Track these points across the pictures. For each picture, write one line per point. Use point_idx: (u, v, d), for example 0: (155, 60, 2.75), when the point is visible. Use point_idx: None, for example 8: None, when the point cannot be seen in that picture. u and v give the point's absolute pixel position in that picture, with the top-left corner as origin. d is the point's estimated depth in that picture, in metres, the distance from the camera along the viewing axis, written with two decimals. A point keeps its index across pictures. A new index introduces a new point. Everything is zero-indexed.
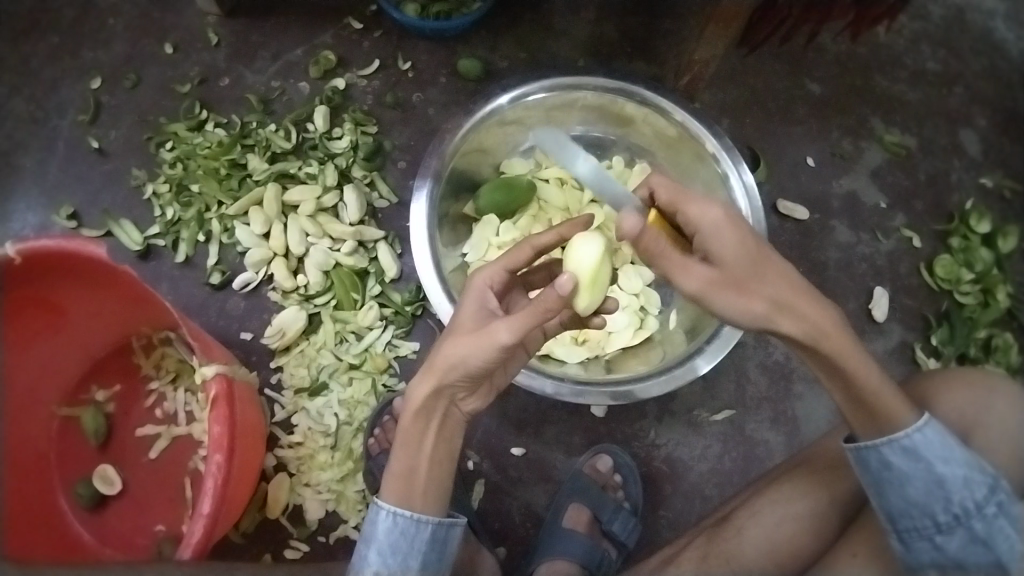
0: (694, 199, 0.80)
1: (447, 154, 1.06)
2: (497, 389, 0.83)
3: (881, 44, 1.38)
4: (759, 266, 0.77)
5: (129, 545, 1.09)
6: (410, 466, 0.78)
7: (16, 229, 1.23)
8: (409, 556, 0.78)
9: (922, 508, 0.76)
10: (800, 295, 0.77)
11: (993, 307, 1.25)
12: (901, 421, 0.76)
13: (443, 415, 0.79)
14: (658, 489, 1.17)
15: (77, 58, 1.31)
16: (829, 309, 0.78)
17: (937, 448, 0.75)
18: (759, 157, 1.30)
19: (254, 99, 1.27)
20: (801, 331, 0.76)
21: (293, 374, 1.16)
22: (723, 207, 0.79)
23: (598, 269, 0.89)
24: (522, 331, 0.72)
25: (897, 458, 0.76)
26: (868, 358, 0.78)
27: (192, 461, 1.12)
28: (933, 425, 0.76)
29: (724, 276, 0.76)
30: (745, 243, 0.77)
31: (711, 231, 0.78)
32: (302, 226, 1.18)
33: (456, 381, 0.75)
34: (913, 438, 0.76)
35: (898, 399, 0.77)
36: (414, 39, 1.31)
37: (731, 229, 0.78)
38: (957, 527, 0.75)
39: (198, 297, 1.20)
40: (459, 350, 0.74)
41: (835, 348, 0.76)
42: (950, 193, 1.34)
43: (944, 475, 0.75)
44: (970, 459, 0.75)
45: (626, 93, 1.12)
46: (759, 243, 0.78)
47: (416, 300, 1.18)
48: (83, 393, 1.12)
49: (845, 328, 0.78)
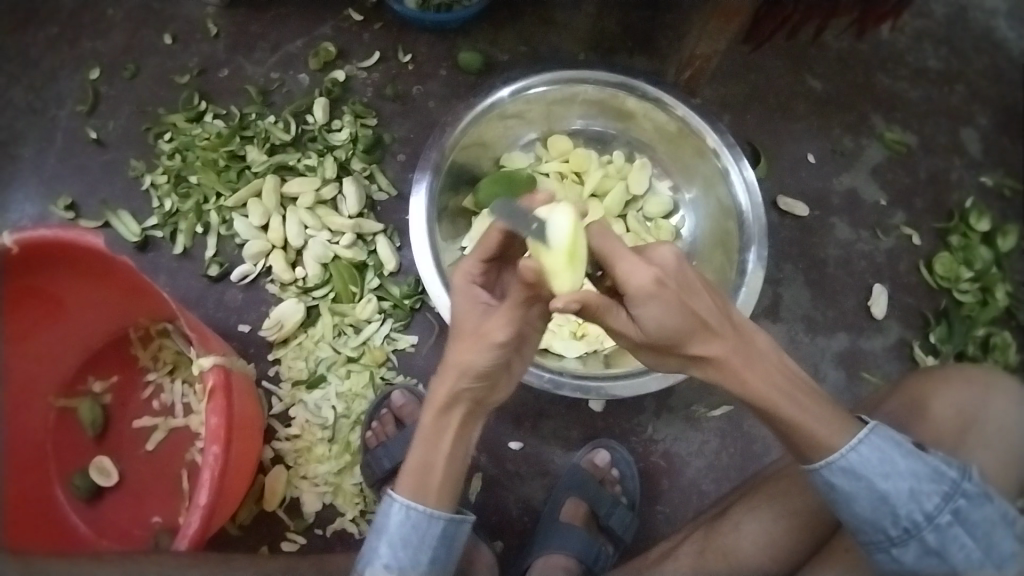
0: (625, 259, 0.69)
1: (446, 147, 1.06)
2: (518, 378, 0.80)
3: (883, 42, 1.37)
4: (687, 329, 0.70)
5: (125, 537, 1.09)
6: (427, 463, 0.78)
7: (14, 219, 1.23)
8: (420, 550, 0.78)
9: (872, 524, 0.75)
10: (720, 351, 0.72)
11: (992, 305, 1.25)
12: (837, 443, 0.74)
13: (465, 418, 0.78)
14: (656, 485, 1.17)
15: (75, 48, 1.30)
16: (738, 345, 0.73)
17: (874, 464, 0.74)
18: (760, 154, 1.29)
19: (253, 91, 1.26)
20: (711, 377, 0.75)
21: (291, 367, 1.15)
22: (657, 276, 0.67)
23: (573, 242, 0.68)
24: (513, 324, 0.73)
25: (838, 479, 0.75)
26: (787, 389, 0.75)
27: (189, 453, 1.11)
28: (871, 441, 0.75)
29: (648, 341, 0.72)
30: (678, 315, 0.68)
31: (644, 305, 0.68)
32: (300, 218, 1.18)
33: (470, 384, 0.75)
34: (849, 458, 0.74)
35: (824, 423, 0.75)
36: (414, 31, 1.31)
37: (664, 303, 0.67)
38: (910, 540, 0.74)
39: (197, 288, 1.20)
40: (464, 355, 0.74)
41: (750, 383, 0.73)
42: (950, 191, 1.33)
43: (887, 491, 0.74)
44: (915, 469, 0.74)
45: (627, 88, 1.11)
46: (693, 308, 0.69)
47: (415, 294, 1.17)
48: (81, 384, 1.11)
49: (753, 356, 0.74)
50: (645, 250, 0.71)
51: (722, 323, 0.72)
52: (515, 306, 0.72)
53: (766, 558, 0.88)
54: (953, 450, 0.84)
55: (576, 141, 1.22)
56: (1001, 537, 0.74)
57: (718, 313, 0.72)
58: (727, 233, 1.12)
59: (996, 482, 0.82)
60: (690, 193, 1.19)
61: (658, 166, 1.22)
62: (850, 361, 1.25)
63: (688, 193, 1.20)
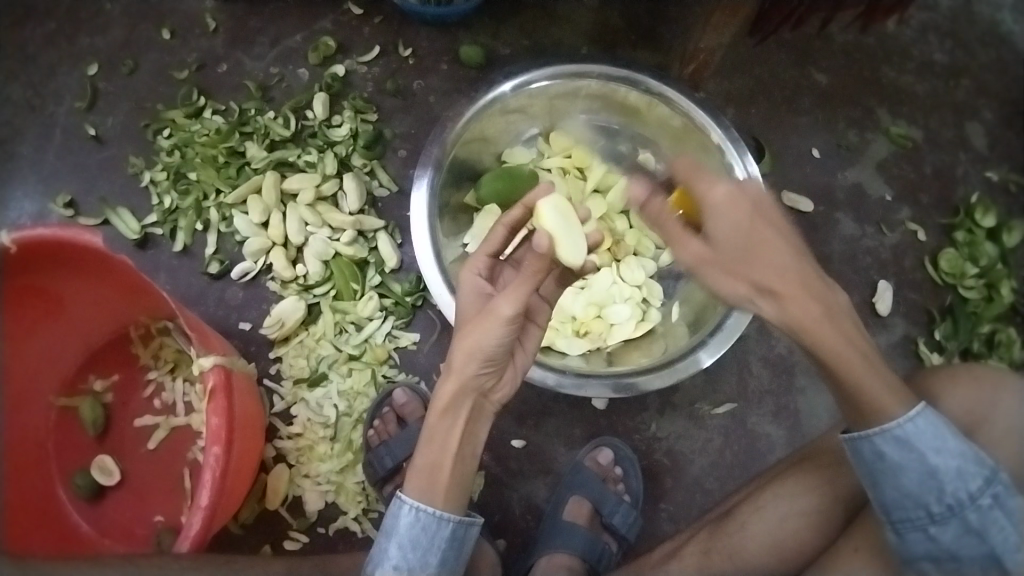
0: (706, 177, 0.76)
1: (448, 143, 1.04)
2: (519, 372, 0.84)
3: (889, 35, 1.36)
4: (755, 253, 0.74)
5: (128, 536, 1.09)
6: (433, 462, 0.78)
7: (13, 217, 1.22)
8: (429, 552, 0.78)
9: (914, 498, 0.75)
10: (793, 291, 0.74)
11: (997, 302, 1.24)
12: (894, 411, 0.75)
13: (471, 414, 0.80)
14: (659, 483, 1.16)
15: (73, 44, 1.28)
16: (818, 302, 0.75)
17: (929, 437, 0.74)
18: (764, 147, 1.29)
19: (252, 86, 1.25)
20: (780, 316, 0.76)
21: (292, 365, 1.15)
22: (732, 190, 0.74)
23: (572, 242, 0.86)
24: (520, 300, 0.75)
25: (890, 447, 0.75)
26: (857, 342, 0.76)
27: (191, 452, 1.11)
28: (926, 415, 0.75)
29: (717, 259, 0.76)
30: (744, 232, 0.74)
31: (716, 217, 0.75)
32: (301, 215, 1.17)
33: (478, 371, 0.78)
34: (906, 427, 0.74)
35: (889, 390, 0.75)
36: (414, 26, 1.29)
37: (733, 214, 0.74)
38: (951, 518, 0.74)
39: (197, 286, 1.19)
40: (472, 336, 0.77)
41: (816, 336, 0.75)
42: (956, 186, 1.32)
43: (937, 465, 0.74)
44: (963, 450, 0.74)
45: (631, 82, 1.10)
46: (761, 228, 0.74)
47: (416, 291, 1.17)
48: (82, 383, 1.11)
49: (834, 312, 0.76)
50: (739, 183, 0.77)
51: (804, 271, 0.75)
52: (526, 279, 0.76)
53: (774, 559, 0.87)
54: None
55: (579, 137, 1.21)
56: None
57: (799, 257, 0.75)
58: None
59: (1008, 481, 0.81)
60: None
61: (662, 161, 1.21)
62: None
63: None
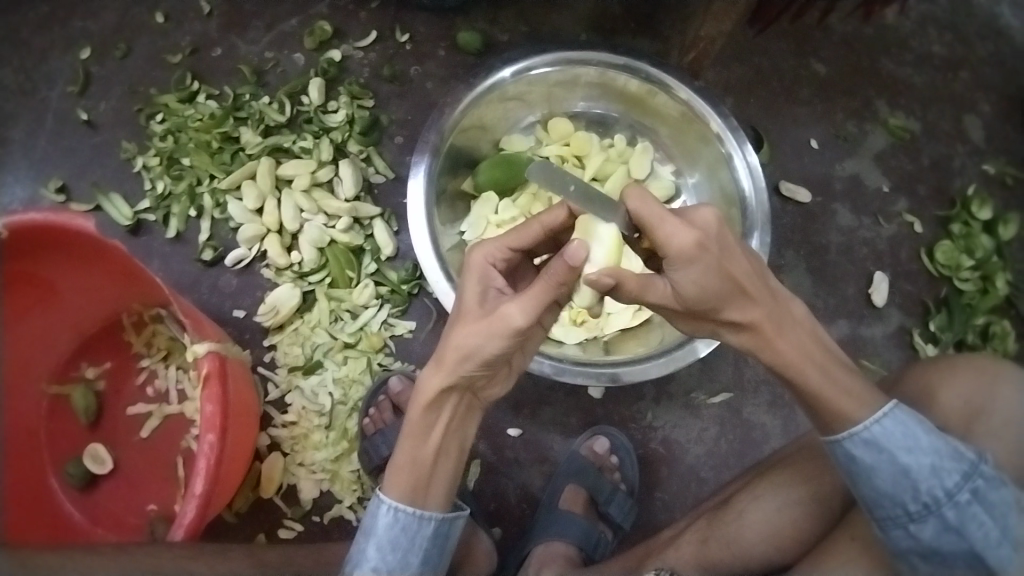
0: (664, 224, 0.67)
1: (446, 129, 1.03)
2: (517, 372, 0.81)
3: (888, 26, 1.35)
4: (725, 294, 0.71)
5: (120, 525, 1.08)
6: (415, 459, 0.77)
7: (4, 203, 1.21)
8: (409, 553, 0.79)
9: (891, 498, 0.74)
10: (759, 314, 0.74)
11: (992, 295, 1.24)
12: (859, 415, 0.75)
13: (455, 407, 0.78)
14: (654, 472, 1.16)
15: (65, 27, 1.26)
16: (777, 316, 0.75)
17: (899, 439, 0.74)
18: (762, 137, 1.28)
19: (247, 71, 1.24)
20: (742, 339, 0.76)
21: (287, 353, 1.14)
22: (699, 239, 0.67)
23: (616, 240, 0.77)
24: (535, 309, 0.70)
25: (860, 450, 0.76)
26: (815, 356, 0.77)
27: (185, 440, 1.10)
28: (896, 414, 0.75)
29: (689, 306, 0.72)
30: (715, 278, 0.69)
31: (685, 268, 0.68)
32: (296, 201, 1.15)
33: (469, 371, 0.74)
34: (873, 430, 0.75)
35: (849, 397, 0.76)
36: (412, 11, 1.28)
37: (703, 265, 0.68)
38: (928, 515, 0.73)
39: (190, 273, 1.18)
40: (472, 339, 0.72)
41: (778, 347, 0.75)
42: (953, 178, 1.32)
43: (909, 465, 0.73)
44: (937, 446, 0.74)
45: (630, 70, 1.09)
46: (729, 271, 0.69)
47: (412, 279, 1.16)
48: (73, 370, 1.10)
49: (788, 323, 0.76)
50: (685, 211, 0.70)
51: (761, 290, 0.73)
52: (545, 290, 0.69)
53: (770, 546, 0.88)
54: (963, 437, 0.83)
55: (578, 124, 1.20)
56: (1017, 521, 0.73)
57: (756, 278, 0.73)
58: (728, 219, 1.10)
59: (1005, 470, 0.81)
60: (692, 178, 1.18)
61: (660, 149, 1.20)
62: (850, 348, 1.24)
63: (690, 178, 1.19)
